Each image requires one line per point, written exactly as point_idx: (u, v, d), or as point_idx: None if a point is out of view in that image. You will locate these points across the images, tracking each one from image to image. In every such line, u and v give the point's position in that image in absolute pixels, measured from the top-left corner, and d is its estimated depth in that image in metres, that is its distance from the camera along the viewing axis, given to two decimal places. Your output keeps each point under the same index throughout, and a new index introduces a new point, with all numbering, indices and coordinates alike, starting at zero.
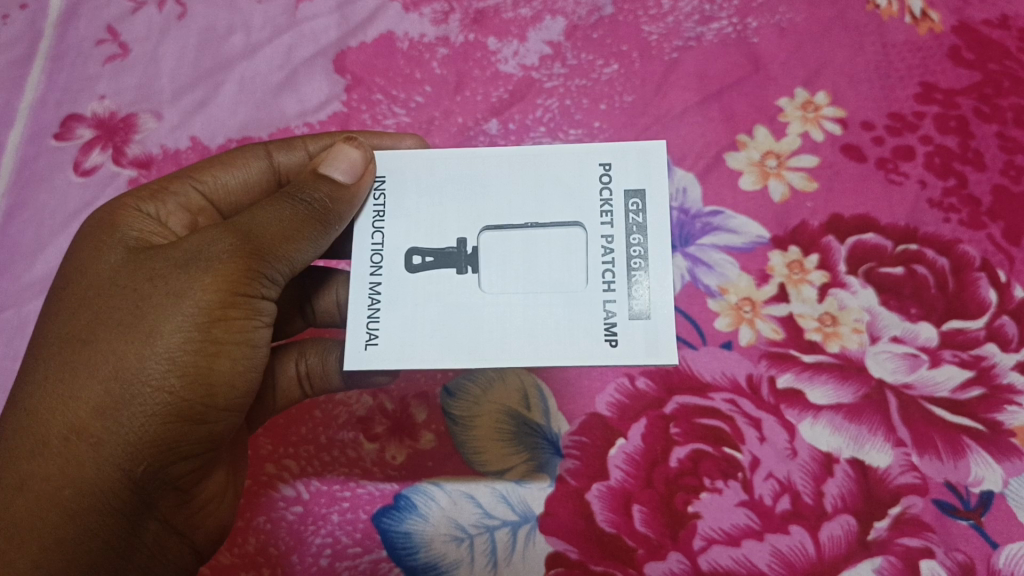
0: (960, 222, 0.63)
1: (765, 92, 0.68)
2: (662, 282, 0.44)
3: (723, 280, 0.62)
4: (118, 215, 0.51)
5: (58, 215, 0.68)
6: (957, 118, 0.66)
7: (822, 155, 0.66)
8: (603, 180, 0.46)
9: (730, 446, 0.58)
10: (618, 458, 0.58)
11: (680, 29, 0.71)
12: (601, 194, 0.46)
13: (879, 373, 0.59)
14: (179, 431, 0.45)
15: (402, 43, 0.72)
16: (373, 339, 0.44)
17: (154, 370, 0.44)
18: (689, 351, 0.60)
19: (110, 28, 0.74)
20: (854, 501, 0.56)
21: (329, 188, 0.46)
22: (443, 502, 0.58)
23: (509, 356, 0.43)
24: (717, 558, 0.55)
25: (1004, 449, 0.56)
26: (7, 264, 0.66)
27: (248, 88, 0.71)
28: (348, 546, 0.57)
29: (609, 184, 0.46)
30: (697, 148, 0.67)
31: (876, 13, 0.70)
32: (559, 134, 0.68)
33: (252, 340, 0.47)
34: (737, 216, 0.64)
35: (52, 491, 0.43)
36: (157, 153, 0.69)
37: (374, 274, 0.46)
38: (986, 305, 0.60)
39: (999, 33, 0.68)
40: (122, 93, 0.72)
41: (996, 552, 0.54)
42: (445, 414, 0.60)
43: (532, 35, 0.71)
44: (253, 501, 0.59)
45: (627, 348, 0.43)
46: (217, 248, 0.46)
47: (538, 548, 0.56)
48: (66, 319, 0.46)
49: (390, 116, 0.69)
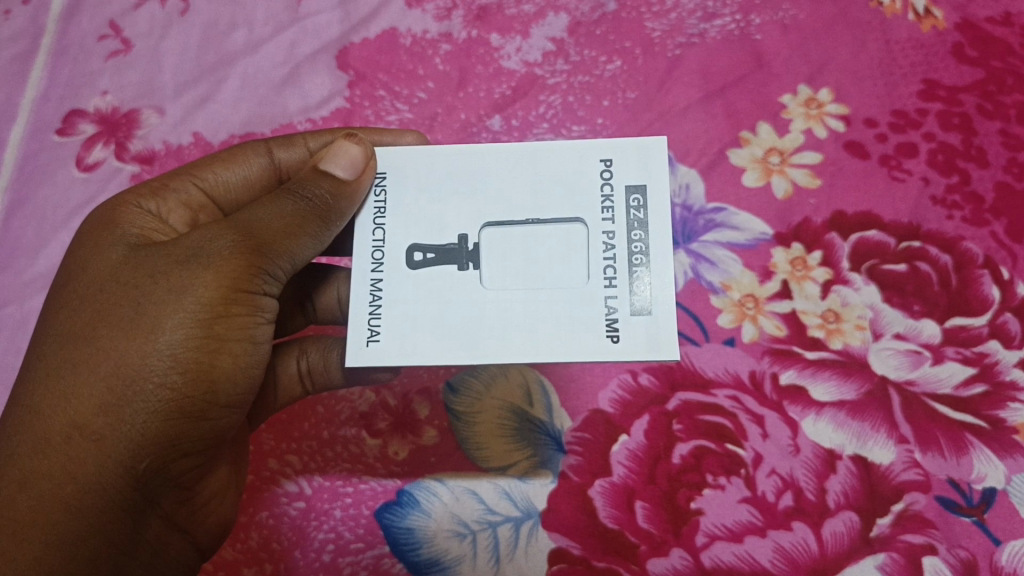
0: (963, 219, 0.63)
1: (769, 89, 0.68)
2: (664, 278, 0.44)
3: (726, 277, 0.62)
4: (118, 212, 0.51)
5: (60, 211, 0.68)
6: (960, 115, 0.66)
7: (825, 152, 0.66)
8: (603, 177, 0.46)
9: (733, 442, 0.57)
10: (620, 454, 0.58)
11: (683, 26, 0.71)
12: (602, 190, 0.46)
13: (881, 370, 0.59)
14: (181, 427, 0.45)
15: (405, 39, 0.71)
16: (374, 336, 0.44)
17: (155, 367, 0.44)
18: (691, 348, 0.60)
19: (112, 24, 0.74)
20: (857, 498, 0.56)
21: (330, 185, 0.46)
22: (446, 498, 0.58)
23: (512, 352, 0.43)
24: (719, 554, 0.55)
25: (1007, 445, 0.56)
26: (8, 260, 0.66)
27: (251, 84, 0.71)
28: (351, 541, 0.57)
29: (610, 181, 0.46)
30: (700, 145, 0.67)
31: (879, 10, 0.70)
32: (562, 130, 0.68)
33: (253, 337, 0.47)
34: (740, 213, 0.64)
35: (54, 487, 0.43)
36: (159, 148, 0.69)
37: (375, 270, 0.46)
38: (988, 301, 0.60)
39: (1002, 30, 0.68)
40: (124, 89, 0.72)
41: (998, 549, 0.54)
42: (446, 410, 0.60)
43: (535, 31, 0.71)
44: (255, 496, 0.59)
45: (630, 344, 0.43)
46: (218, 244, 0.46)
47: (541, 545, 0.56)
48: (67, 316, 0.46)
49: (393, 112, 0.69)
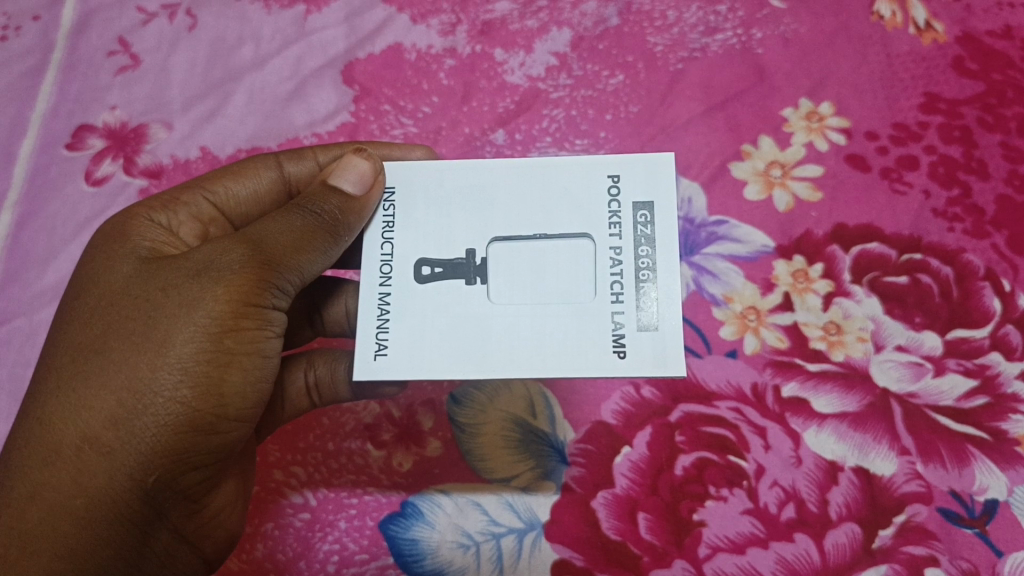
0: (964, 231, 0.63)
1: (770, 102, 0.68)
2: (671, 294, 0.44)
3: (728, 289, 0.63)
4: (130, 224, 0.52)
5: (69, 223, 0.69)
6: (961, 128, 0.66)
7: (827, 164, 0.66)
8: (611, 193, 0.47)
9: (735, 453, 0.58)
10: (624, 465, 0.59)
11: (685, 40, 0.71)
12: (610, 206, 0.46)
13: (884, 382, 0.59)
14: (191, 440, 0.46)
15: (409, 53, 0.72)
16: (382, 350, 0.45)
17: (166, 381, 0.45)
18: (694, 360, 0.61)
19: (122, 40, 0.75)
20: (859, 509, 0.56)
21: (339, 201, 0.47)
22: (449, 509, 0.58)
23: (517, 366, 0.44)
24: (722, 565, 0.56)
25: (1009, 457, 0.56)
26: (18, 273, 0.67)
27: (258, 98, 0.72)
28: (355, 552, 0.58)
29: (617, 197, 0.46)
30: (702, 158, 0.67)
31: (880, 23, 0.71)
32: (565, 144, 0.69)
33: (263, 351, 0.48)
34: (742, 226, 0.65)
35: (64, 500, 0.44)
36: (168, 163, 0.70)
37: (384, 284, 0.47)
38: (990, 313, 0.60)
39: (1003, 44, 0.69)
40: (133, 104, 0.73)
41: (1000, 560, 0.54)
42: (451, 422, 0.61)
43: (539, 46, 0.72)
44: (261, 507, 0.59)
45: (636, 359, 0.43)
46: (229, 258, 0.47)
47: (544, 555, 0.57)
48: (79, 329, 0.47)
49: (398, 126, 0.70)
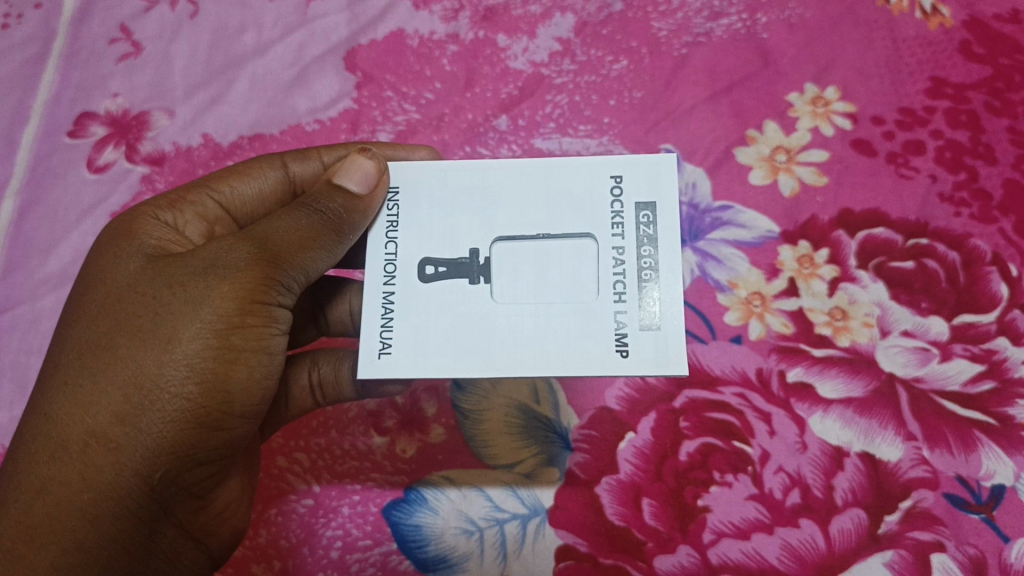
0: (971, 216, 0.62)
1: (776, 87, 0.68)
2: (673, 293, 0.44)
3: (734, 275, 0.62)
4: (136, 223, 0.51)
5: (72, 210, 0.69)
6: (968, 112, 0.66)
7: (832, 149, 0.66)
8: (614, 192, 0.46)
9: (741, 439, 0.58)
10: (628, 452, 0.58)
11: (689, 25, 0.71)
12: (612, 206, 0.46)
13: (889, 367, 0.59)
14: (197, 436, 0.46)
15: (412, 40, 0.72)
16: (386, 348, 0.45)
17: (171, 377, 0.45)
18: (698, 345, 0.61)
19: (123, 27, 0.75)
20: (865, 494, 0.56)
21: (344, 199, 0.47)
22: (454, 495, 0.58)
23: (519, 364, 0.43)
24: (727, 551, 0.55)
25: (1016, 442, 0.56)
26: (21, 260, 0.67)
27: (260, 85, 0.72)
28: (359, 538, 0.58)
29: (620, 197, 0.46)
30: (707, 143, 0.67)
31: (886, 8, 0.70)
32: (568, 130, 0.68)
33: (268, 347, 0.48)
34: (747, 211, 0.64)
35: (71, 495, 0.44)
36: (169, 150, 0.70)
37: (387, 284, 0.46)
38: (997, 299, 0.60)
39: (1010, 27, 0.68)
40: (134, 92, 0.73)
41: (1007, 546, 0.54)
42: (454, 408, 0.61)
43: (543, 31, 0.71)
44: (266, 494, 0.59)
45: (638, 356, 0.43)
46: (234, 255, 0.47)
47: (548, 541, 0.56)
48: (84, 326, 0.47)
49: (401, 112, 0.70)
